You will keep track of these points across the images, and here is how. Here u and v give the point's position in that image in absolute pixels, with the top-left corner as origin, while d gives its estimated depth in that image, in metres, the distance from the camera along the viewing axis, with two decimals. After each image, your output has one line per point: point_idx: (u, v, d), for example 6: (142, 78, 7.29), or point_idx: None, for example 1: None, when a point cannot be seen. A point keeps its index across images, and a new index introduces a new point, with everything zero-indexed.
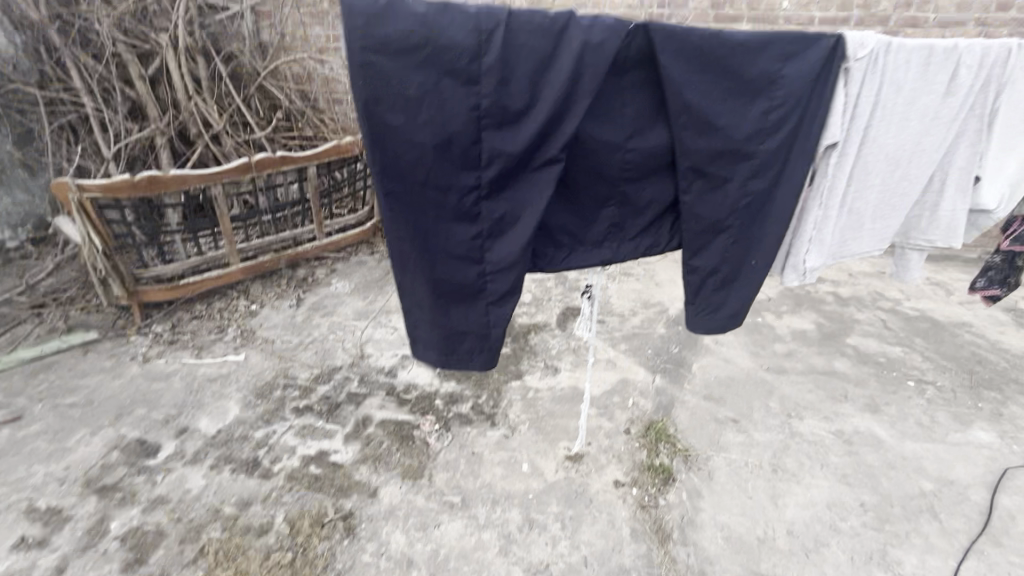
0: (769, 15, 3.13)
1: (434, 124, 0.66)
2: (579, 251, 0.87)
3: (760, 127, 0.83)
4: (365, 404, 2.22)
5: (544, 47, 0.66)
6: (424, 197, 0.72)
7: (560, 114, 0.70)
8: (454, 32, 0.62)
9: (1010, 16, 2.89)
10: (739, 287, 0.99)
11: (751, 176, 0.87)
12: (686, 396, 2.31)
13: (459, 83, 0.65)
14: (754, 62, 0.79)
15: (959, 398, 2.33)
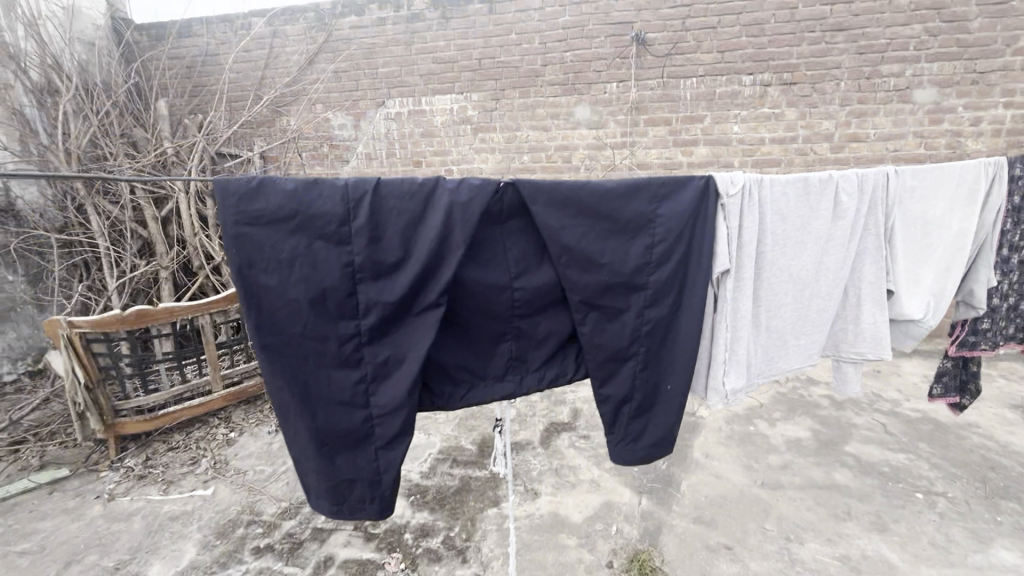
0: (723, 138, 3.43)
1: (309, 280, 0.75)
2: (479, 385, 0.88)
3: (646, 260, 0.89)
4: (329, 541, 2.08)
5: (411, 208, 0.77)
6: (305, 348, 0.78)
7: (433, 262, 0.78)
8: (322, 203, 0.74)
9: (943, 128, 3.14)
10: (658, 414, 0.99)
11: (649, 306, 0.91)
12: (675, 520, 2.14)
13: (330, 244, 0.74)
14: (626, 205, 0.87)
15: (974, 511, 2.13)
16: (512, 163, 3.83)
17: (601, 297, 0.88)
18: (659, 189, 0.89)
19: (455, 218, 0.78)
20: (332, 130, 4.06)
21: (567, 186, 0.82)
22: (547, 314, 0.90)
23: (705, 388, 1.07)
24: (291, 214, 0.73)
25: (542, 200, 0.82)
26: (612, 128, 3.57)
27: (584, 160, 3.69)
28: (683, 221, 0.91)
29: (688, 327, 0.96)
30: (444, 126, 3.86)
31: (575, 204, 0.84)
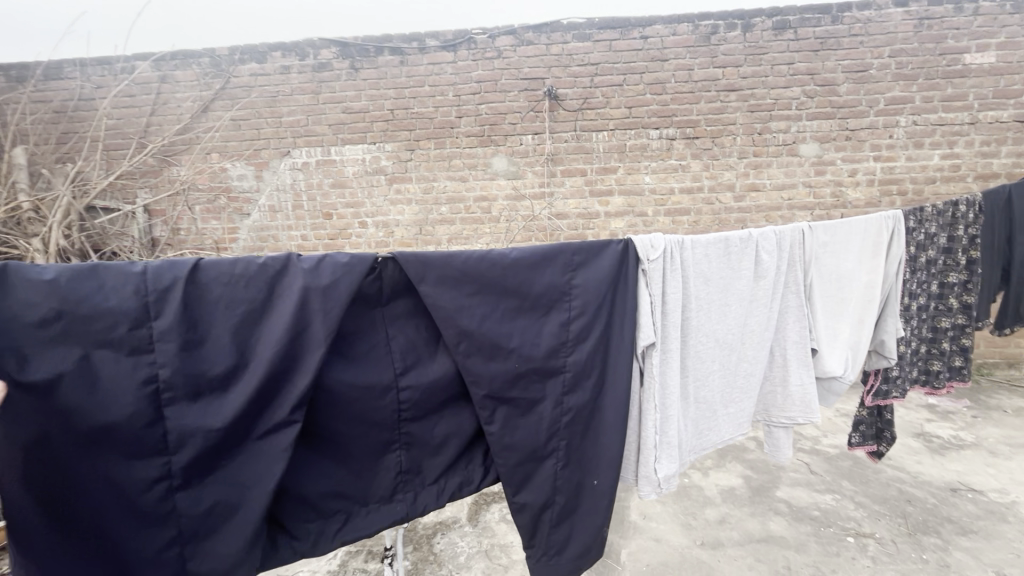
0: (636, 188, 3.53)
1: (103, 411, 0.73)
2: (358, 513, 0.89)
3: (558, 340, 0.87)
4: None
5: (246, 305, 0.79)
6: (102, 494, 0.76)
7: (279, 375, 0.79)
8: (116, 308, 0.73)
9: (826, 178, 3.43)
10: (583, 518, 0.92)
11: (565, 390, 0.88)
12: None
13: (127, 357, 0.73)
14: (535, 278, 0.85)
15: (901, 551, 2.13)
16: (429, 215, 3.68)
17: (515, 379, 0.85)
18: (572, 258, 0.88)
19: (312, 307, 0.79)
20: (231, 182, 3.73)
21: (466, 262, 0.81)
22: (449, 412, 0.94)
23: (635, 478, 1.00)
24: (64, 317, 0.71)
25: (442, 280, 0.81)
26: (530, 178, 3.56)
27: (504, 210, 3.63)
28: (598, 288, 0.89)
29: (612, 409, 0.91)
30: (356, 176, 3.67)
31: (480, 281, 0.82)
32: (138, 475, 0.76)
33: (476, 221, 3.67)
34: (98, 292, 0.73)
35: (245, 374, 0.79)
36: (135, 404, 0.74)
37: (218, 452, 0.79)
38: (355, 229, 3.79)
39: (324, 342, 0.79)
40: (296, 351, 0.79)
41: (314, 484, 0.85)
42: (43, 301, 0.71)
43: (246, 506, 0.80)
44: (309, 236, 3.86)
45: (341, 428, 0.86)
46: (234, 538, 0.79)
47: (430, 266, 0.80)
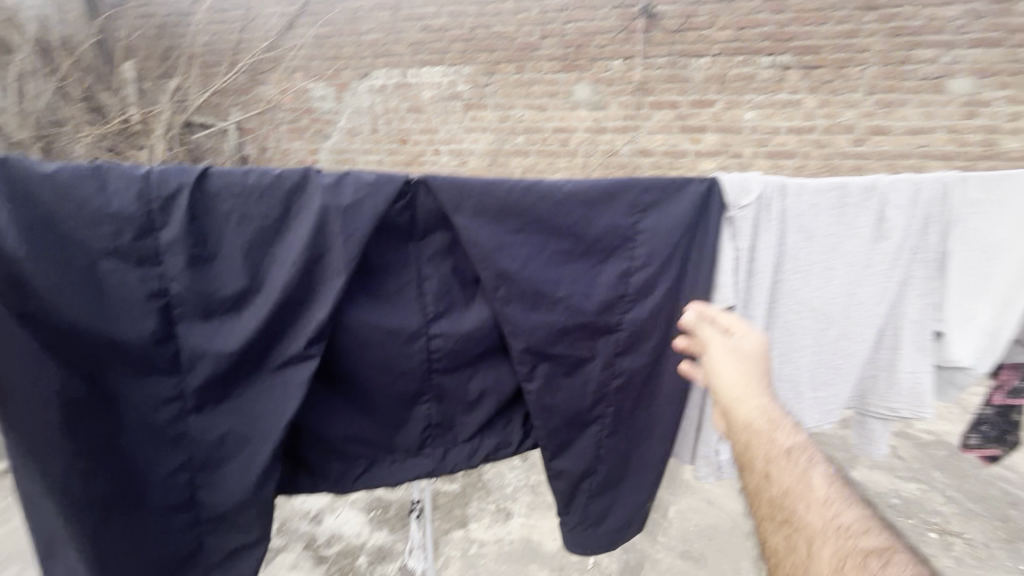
0: (734, 126, 3.12)
1: (128, 325, 0.83)
2: (383, 459, 0.95)
3: (614, 293, 0.89)
4: (274, 564, 1.87)
5: (259, 238, 0.86)
6: (123, 411, 0.87)
7: (292, 308, 0.87)
8: (135, 231, 0.82)
9: (978, 123, 2.83)
10: (626, 493, 0.98)
11: (619, 351, 0.91)
12: (659, 553, 1.92)
13: (146, 277, 0.83)
14: (596, 223, 0.87)
15: (993, 558, 1.91)
16: (504, 145, 3.51)
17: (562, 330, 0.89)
18: (639, 200, 0.87)
19: (333, 230, 0.83)
20: (313, 103, 3.72)
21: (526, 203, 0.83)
22: (485, 363, 0.95)
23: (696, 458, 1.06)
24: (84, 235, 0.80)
25: (477, 213, 0.84)
26: (614, 110, 3.25)
27: (583, 144, 3.37)
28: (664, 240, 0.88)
29: (668, 377, 0.93)
30: (432, 101, 3.56)
31: (523, 219, 0.84)
32: (155, 388, 0.87)
33: (552, 154, 3.45)
34: (113, 217, 0.81)
35: (259, 299, 0.87)
36: (157, 320, 0.84)
37: (235, 370, 0.88)
38: (429, 157, 3.73)
39: (345, 269, 0.82)
40: (313, 281, 0.86)
41: (342, 426, 0.93)
42: (70, 219, 0.80)
43: (264, 427, 0.89)
44: (384, 161, 3.85)
45: (364, 372, 0.91)
46: (247, 465, 0.89)
47: (484, 203, 0.82)
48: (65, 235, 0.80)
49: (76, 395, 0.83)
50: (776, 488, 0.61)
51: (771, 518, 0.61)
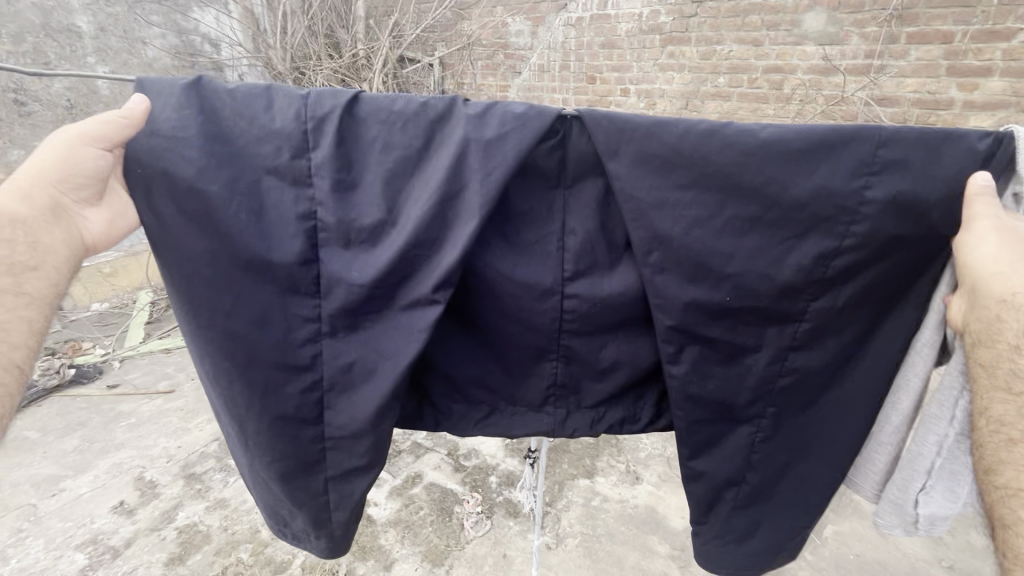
0: None
1: (260, 241, 0.75)
2: (503, 409, 0.91)
3: (807, 274, 0.75)
4: (422, 460, 2.16)
5: (402, 158, 0.75)
6: (245, 331, 0.79)
7: (427, 244, 0.75)
8: (279, 137, 0.74)
9: None
10: (777, 509, 0.87)
11: (797, 342, 0.80)
12: (801, 572, 1.69)
13: (286, 188, 0.75)
14: (804, 183, 0.71)
15: None
16: (702, 86, 3.12)
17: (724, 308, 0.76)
18: (872, 157, 0.70)
19: (471, 161, 0.72)
20: (509, 38, 3.84)
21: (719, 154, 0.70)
22: (622, 328, 0.85)
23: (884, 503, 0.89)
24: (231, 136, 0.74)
25: (642, 158, 0.72)
26: (854, 45, 2.58)
27: (801, 88, 2.79)
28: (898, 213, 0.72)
29: (855, 382, 0.83)
30: (629, 35, 3.31)
31: (697, 170, 0.71)
32: (293, 312, 0.79)
33: (759, 98, 2.95)
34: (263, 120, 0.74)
35: (393, 229, 0.76)
36: (289, 238, 0.75)
37: (361, 307, 0.78)
38: (615, 97, 3.53)
39: (481, 209, 0.72)
40: (449, 217, 0.74)
41: (465, 367, 0.89)
42: (219, 120, 0.74)
43: (382, 374, 0.79)
44: (570, 99, 3.76)
45: (495, 322, 0.85)
46: (368, 403, 0.80)
47: (664, 148, 0.71)
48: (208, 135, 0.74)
49: (212, 304, 0.78)
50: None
51: (1005, 388, 0.71)
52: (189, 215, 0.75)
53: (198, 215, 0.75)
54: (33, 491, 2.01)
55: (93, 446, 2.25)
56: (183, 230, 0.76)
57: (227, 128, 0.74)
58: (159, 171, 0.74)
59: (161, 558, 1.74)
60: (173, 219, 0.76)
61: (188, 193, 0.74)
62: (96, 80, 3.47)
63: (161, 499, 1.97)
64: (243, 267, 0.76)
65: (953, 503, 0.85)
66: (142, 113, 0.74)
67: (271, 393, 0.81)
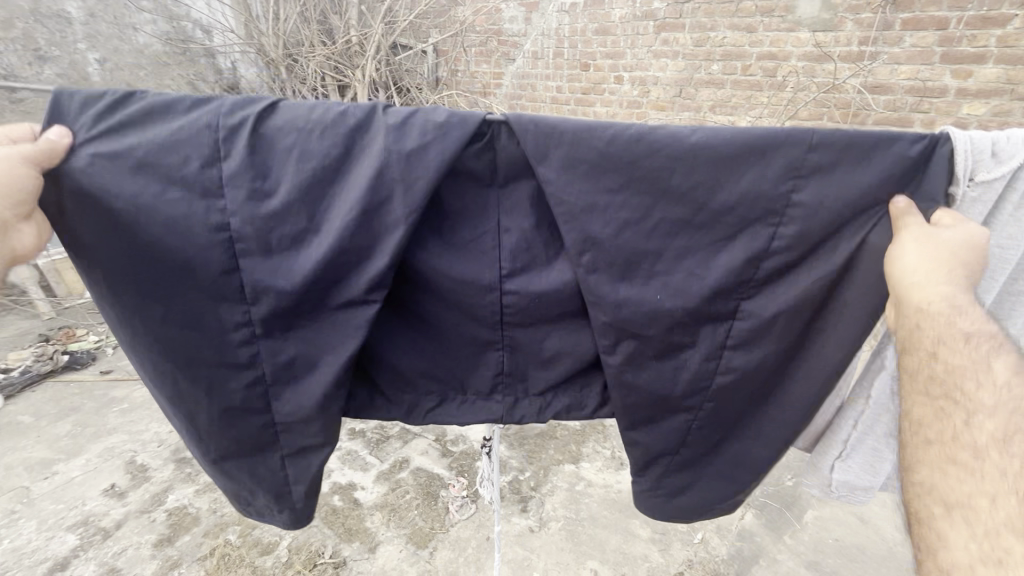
0: None
1: (188, 253, 0.76)
2: (450, 397, 0.93)
3: (737, 274, 0.78)
4: (410, 445, 2.19)
5: (319, 167, 0.75)
6: (187, 336, 0.81)
7: (353, 250, 0.76)
8: (192, 150, 0.73)
9: None
10: (707, 479, 0.93)
11: (730, 339, 0.82)
12: (781, 554, 1.72)
13: (203, 201, 0.74)
14: (734, 189, 0.74)
15: None
16: (695, 73, 3.10)
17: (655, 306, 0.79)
18: (802, 160, 0.72)
19: (388, 172, 0.73)
20: (503, 24, 3.82)
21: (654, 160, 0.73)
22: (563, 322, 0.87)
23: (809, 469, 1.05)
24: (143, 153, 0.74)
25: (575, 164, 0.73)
26: (849, 30, 2.54)
27: (795, 75, 2.76)
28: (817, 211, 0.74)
29: (796, 379, 0.85)
30: (623, 21, 3.28)
31: (627, 175, 0.73)
32: (227, 319, 0.81)
33: (753, 86, 2.92)
34: (175, 134, 0.73)
35: (318, 237, 0.77)
36: (215, 249, 0.76)
37: (295, 309, 0.80)
38: (609, 84, 3.51)
39: (403, 220, 0.74)
40: (372, 226, 0.75)
41: (411, 358, 0.91)
42: (131, 138, 0.74)
43: (324, 369, 0.83)
44: (564, 87, 3.74)
45: (440, 310, 0.88)
46: (314, 394, 0.83)
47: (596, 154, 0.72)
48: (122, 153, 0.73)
49: (153, 314, 0.80)
50: (940, 366, 0.70)
51: (924, 392, 0.71)
52: (116, 229, 0.76)
53: (125, 229, 0.76)
54: (27, 474, 2.04)
55: (86, 431, 2.28)
56: (111, 243, 0.77)
57: (142, 141, 0.73)
58: (79, 193, 0.74)
59: (150, 539, 1.77)
60: (102, 238, 0.77)
61: (110, 209, 0.74)
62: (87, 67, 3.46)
63: (152, 482, 2.00)
64: (178, 279, 0.78)
65: (866, 474, 0.99)
66: (66, 147, 0.74)
67: (216, 389, 0.84)
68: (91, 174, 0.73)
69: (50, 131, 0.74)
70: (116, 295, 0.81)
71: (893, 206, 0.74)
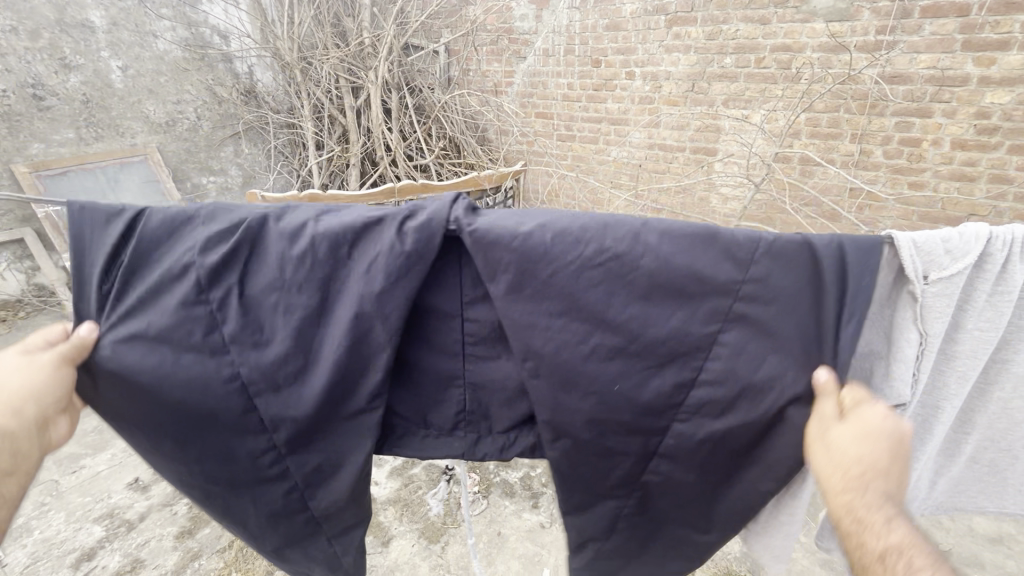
0: None
1: (204, 404, 0.78)
2: (414, 432, 0.93)
3: (668, 398, 0.77)
4: None
5: (301, 307, 0.77)
6: (220, 469, 0.85)
7: (352, 373, 0.77)
8: (185, 316, 0.76)
9: None
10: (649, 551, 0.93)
11: (659, 448, 0.81)
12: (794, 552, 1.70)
13: (207, 358, 0.77)
14: (673, 312, 0.73)
15: None
16: (708, 67, 3.06)
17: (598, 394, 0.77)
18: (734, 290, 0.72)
19: (365, 308, 0.74)
20: (514, 22, 3.83)
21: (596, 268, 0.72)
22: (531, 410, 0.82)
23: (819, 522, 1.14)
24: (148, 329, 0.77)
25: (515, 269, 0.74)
26: (865, 20, 2.47)
27: (810, 67, 2.70)
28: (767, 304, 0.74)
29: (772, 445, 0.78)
30: (634, 16, 3.26)
31: (569, 301, 0.73)
32: (249, 445, 0.83)
33: (767, 78, 2.87)
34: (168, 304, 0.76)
35: (315, 369, 0.78)
36: (228, 397, 0.78)
37: (315, 428, 0.82)
38: (621, 80, 3.49)
39: (387, 344, 0.75)
40: (363, 353, 0.76)
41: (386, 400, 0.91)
42: (136, 321, 0.77)
43: (347, 465, 0.84)
44: (575, 84, 3.73)
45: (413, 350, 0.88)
46: (343, 485, 0.85)
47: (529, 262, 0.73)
48: (131, 333, 0.77)
49: (187, 461, 0.84)
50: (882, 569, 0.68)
51: None
52: (142, 401, 0.80)
53: (148, 399, 0.79)
54: (55, 470, 2.12)
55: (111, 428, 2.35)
56: (138, 413, 0.82)
57: (145, 321, 0.77)
58: (105, 376, 0.79)
59: (172, 531, 1.83)
60: (130, 407, 0.81)
61: (134, 385, 0.78)
62: (109, 74, 3.58)
63: None
64: (199, 430, 0.81)
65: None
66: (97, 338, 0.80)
67: (256, 500, 0.87)
68: (107, 359, 0.77)
69: (82, 326, 0.80)
70: (154, 446, 0.85)
71: (814, 383, 0.73)
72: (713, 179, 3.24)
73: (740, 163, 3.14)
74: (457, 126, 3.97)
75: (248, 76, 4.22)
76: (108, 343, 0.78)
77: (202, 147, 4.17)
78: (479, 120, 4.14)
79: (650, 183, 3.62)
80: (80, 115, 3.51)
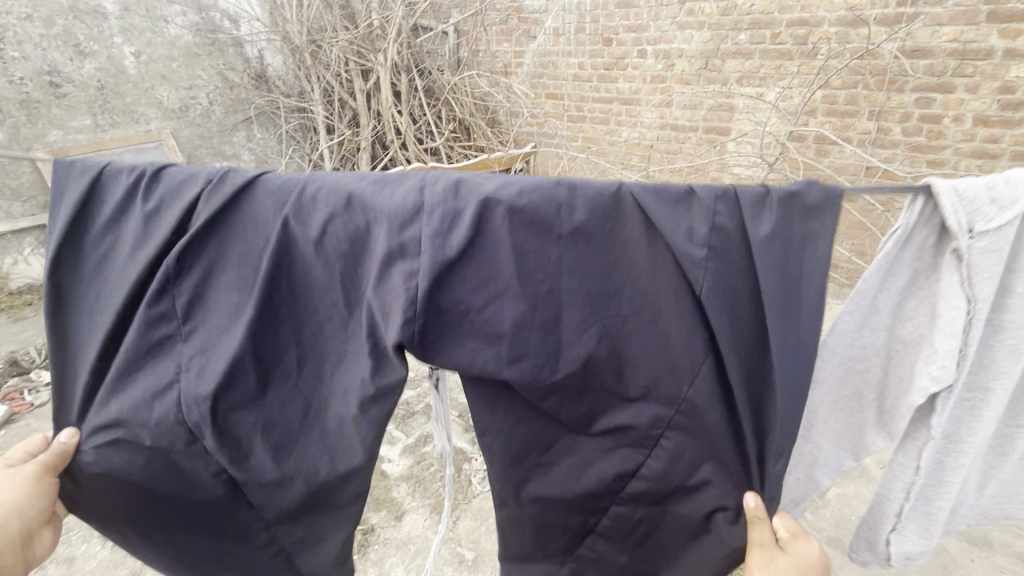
0: None
1: (194, 494, 0.86)
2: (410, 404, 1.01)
3: (607, 483, 0.79)
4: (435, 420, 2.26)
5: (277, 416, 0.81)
6: (207, 548, 0.91)
7: (331, 469, 0.82)
8: (167, 425, 0.82)
9: None
10: None
11: (595, 526, 0.83)
12: None
13: (191, 457, 0.83)
14: (621, 406, 0.76)
15: None
16: (722, 44, 3.00)
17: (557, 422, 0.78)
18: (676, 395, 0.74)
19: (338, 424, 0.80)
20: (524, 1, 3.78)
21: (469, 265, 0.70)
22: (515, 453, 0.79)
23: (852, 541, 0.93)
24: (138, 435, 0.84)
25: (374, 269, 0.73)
26: None
27: (827, 42, 2.63)
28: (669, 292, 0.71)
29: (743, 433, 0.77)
30: None
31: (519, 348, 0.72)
32: (236, 524, 0.88)
33: (782, 55, 2.80)
34: (151, 410, 0.82)
35: (293, 475, 0.83)
36: (216, 488, 0.85)
37: (298, 512, 0.88)
38: (633, 59, 3.43)
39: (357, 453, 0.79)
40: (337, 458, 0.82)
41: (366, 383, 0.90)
42: (128, 426, 0.85)
43: (329, 536, 0.90)
44: (586, 64, 3.69)
45: None
46: (327, 554, 0.91)
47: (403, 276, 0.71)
48: (125, 433, 0.85)
49: (176, 539, 0.92)
50: None
51: None
52: (132, 493, 0.89)
53: (138, 491, 0.88)
54: None
55: None
56: (125, 504, 0.91)
57: (128, 424, 0.85)
58: (96, 476, 0.89)
59: None
60: (122, 500, 0.90)
61: (127, 484, 0.88)
62: (123, 60, 3.61)
63: None
64: (190, 515, 0.88)
65: (923, 538, 0.87)
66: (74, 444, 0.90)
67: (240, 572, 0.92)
68: (98, 456, 0.88)
69: (63, 433, 0.90)
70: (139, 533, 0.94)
71: (745, 507, 0.75)
72: (726, 159, 3.20)
73: (754, 142, 3.09)
74: (468, 108, 3.96)
75: (258, 61, 4.20)
76: (101, 441, 0.87)
77: (215, 132, 4.19)
78: (490, 101, 4.12)
79: (662, 163, 3.58)
80: (96, 102, 3.57)
